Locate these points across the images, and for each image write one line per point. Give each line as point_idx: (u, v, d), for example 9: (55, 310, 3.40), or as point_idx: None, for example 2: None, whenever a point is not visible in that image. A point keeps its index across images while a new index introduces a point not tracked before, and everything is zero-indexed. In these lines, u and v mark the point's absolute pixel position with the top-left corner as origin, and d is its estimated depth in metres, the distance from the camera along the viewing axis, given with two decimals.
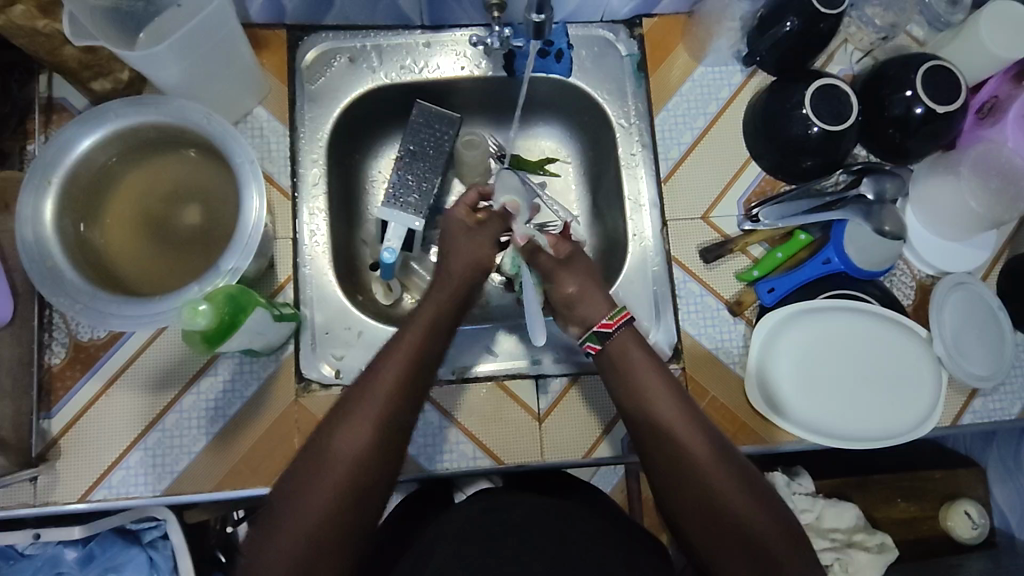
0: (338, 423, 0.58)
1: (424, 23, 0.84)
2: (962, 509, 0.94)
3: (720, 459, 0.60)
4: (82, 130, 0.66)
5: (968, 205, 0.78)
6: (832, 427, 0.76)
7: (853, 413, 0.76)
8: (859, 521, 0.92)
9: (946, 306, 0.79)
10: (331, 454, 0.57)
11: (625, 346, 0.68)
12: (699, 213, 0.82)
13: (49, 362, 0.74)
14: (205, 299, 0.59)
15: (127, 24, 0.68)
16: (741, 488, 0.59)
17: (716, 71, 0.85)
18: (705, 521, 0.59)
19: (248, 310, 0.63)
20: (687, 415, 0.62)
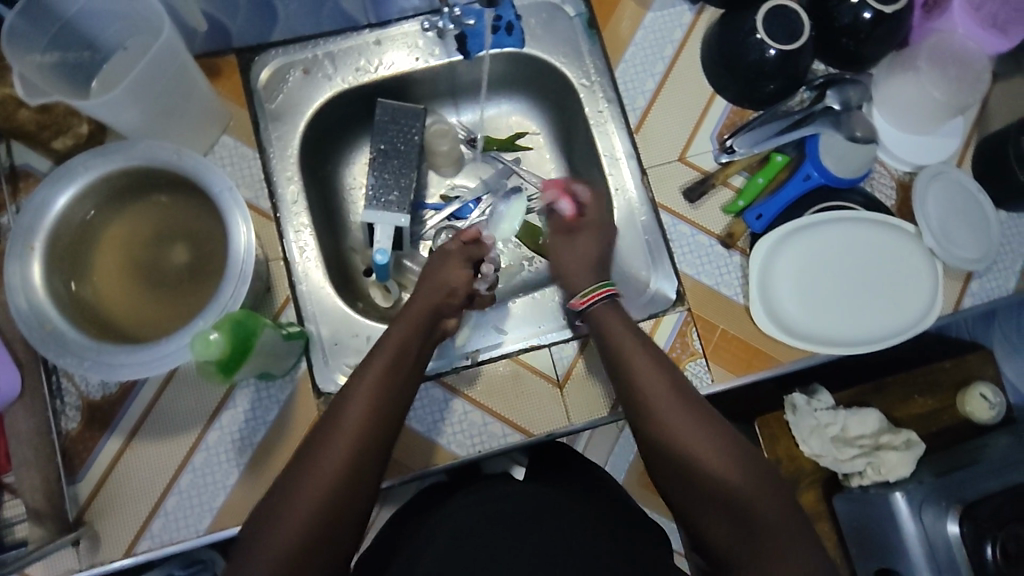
0: (313, 451, 0.58)
1: (370, 22, 0.84)
2: (978, 393, 0.97)
3: (697, 418, 0.62)
4: (54, 189, 0.65)
5: (932, 95, 0.79)
6: (831, 337, 0.77)
7: (848, 322, 0.78)
8: (883, 423, 0.94)
9: (928, 198, 0.81)
10: (318, 472, 0.56)
11: (604, 315, 0.70)
12: (676, 155, 0.83)
13: (66, 428, 0.73)
14: (214, 327, 0.59)
15: (76, 75, 0.68)
16: (722, 453, 0.60)
17: (665, 14, 0.86)
18: (691, 493, 0.60)
19: (257, 333, 0.62)
20: (664, 379, 0.64)
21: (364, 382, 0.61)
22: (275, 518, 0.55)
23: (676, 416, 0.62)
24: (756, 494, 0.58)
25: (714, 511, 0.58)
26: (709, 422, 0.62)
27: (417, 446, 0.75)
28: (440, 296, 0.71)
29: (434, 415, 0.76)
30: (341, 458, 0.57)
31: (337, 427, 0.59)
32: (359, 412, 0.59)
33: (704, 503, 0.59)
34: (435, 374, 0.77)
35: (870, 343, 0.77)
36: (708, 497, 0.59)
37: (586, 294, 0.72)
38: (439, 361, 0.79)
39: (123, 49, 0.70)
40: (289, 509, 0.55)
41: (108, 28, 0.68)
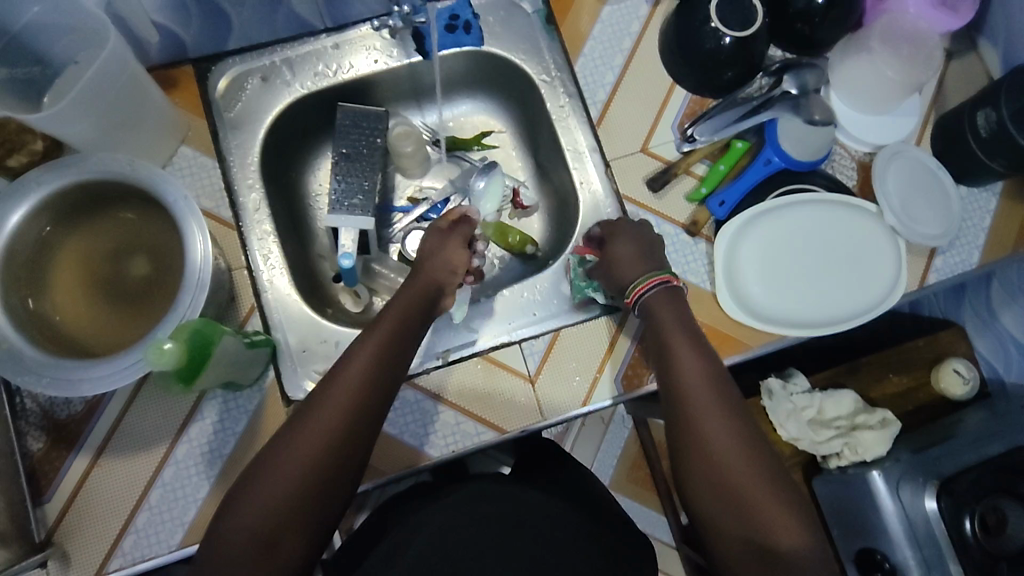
0: (294, 433, 0.60)
1: (327, 26, 0.83)
2: (951, 368, 0.98)
3: (704, 379, 0.65)
4: (8, 204, 0.64)
5: (886, 74, 0.80)
6: (795, 317, 0.78)
7: (810, 302, 0.78)
8: (859, 404, 0.94)
9: (889, 177, 0.82)
10: (298, 446, 0.59)
11: (656, 299, 0.71)
12: (638, 146, 0.83)
13: (31, 448, 0.73)
14: (170, 337, 0.58)
15: (25, 91, 0.67)
16: (731, 423, 0.62)
17: (621, 8, 0.86)
18: (692, 456, 0.62)
19: (216, 341, 0.62)
20: (683, 343, 0.67)
21: (351, 367, 0.63)
22: (251, 494, 0.58)
23: (694, 381, 0.65)
24: (746, 463, 0.60)
25: (705, 475, 0.61)
26: (716, 386, 0.64)
27: (388, 449, 0.75)
28: (439, 275, 0.75)
29: (405, 415, 0.76)
30: (320, 442, 0.59)
31: (319, 411, 0.61)
32: (343, 396, 0.61)
33: (695, 464, 0.62)
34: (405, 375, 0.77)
35: (832, 324, 0.77)
36: (698, 459, 0.62)
37: (637, 286, 0.72)
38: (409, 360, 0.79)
39: (75, 63, 0.68)
40: (263, 486, 0.58)
41: (57, 43, 0.68)
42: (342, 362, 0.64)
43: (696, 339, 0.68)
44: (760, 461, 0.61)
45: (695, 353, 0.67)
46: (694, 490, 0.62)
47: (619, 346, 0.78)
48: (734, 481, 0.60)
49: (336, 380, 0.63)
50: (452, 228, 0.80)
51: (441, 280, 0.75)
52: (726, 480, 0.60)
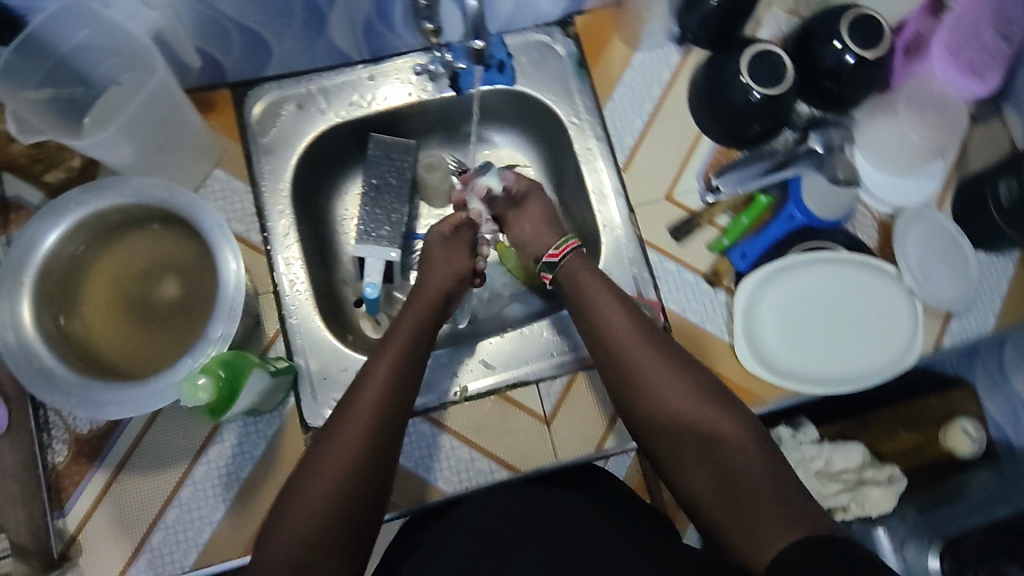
0: (324, 446, 0.63)
1: (363, 57, 0.84)
2: (960, 428, 0.98)
3: (660, 358, 0.70)
4: (43, 225, 0.65)
5: (911, 138, 0.82)
6: (813, 375, 0.78)
7: (828, 360, 0.79)
8: (867, 457, 0.95)
9: (908, 238, 0.83)
10: (331, 457, 0.62)
11: (573, 269, 0.78)
12: (663, 194, 0.84)
13: (53, 462, 0.73)
14: (202, 372, 0.60)
15: (70, 112, 0.69)
16: (699, 397, 0.67)
17: (652, 56, 0.88)
18: (667, 436, 0.67)
19: (245, 375, 0.62)
20: (659, 355, 0.70)
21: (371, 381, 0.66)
22: (291, 510, 0.60)
23: (648, 363, 0.69)
24: (745, 459, 0.63)
25: (706, 474, 0.64)
26: (699, 393, 0.67)
27: (402, 482, 0.75)
28: (448, 283, 0.80)
29: (421, 451, 0.77)
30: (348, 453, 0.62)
31: (347, 423, 0.64)
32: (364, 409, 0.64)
33: (693, 462, 0.65)
34: (423, 410, 0.78)
35: (851, 382, 0.78)
36: (703, 461, 0.64)
37: (558, 249, 0.80)
38: (426, 395, 0.79)
39: (117, 84, 0.70)
40: (304, 502, 0.60)
41: (102, 65, 0.69)
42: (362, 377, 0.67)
43: (669, 348, 0.71)
44: (756, 455, 0.63)
45: (641, 335, 0.71)
46: (692, 490, 0.64)
47: None
48: (734, 476, 0.62)
49: (357, 395, 0.66)
50: (456, 234, 0.84)
51: (442, 297, 0.79)
52: (726, 476, 0.63)
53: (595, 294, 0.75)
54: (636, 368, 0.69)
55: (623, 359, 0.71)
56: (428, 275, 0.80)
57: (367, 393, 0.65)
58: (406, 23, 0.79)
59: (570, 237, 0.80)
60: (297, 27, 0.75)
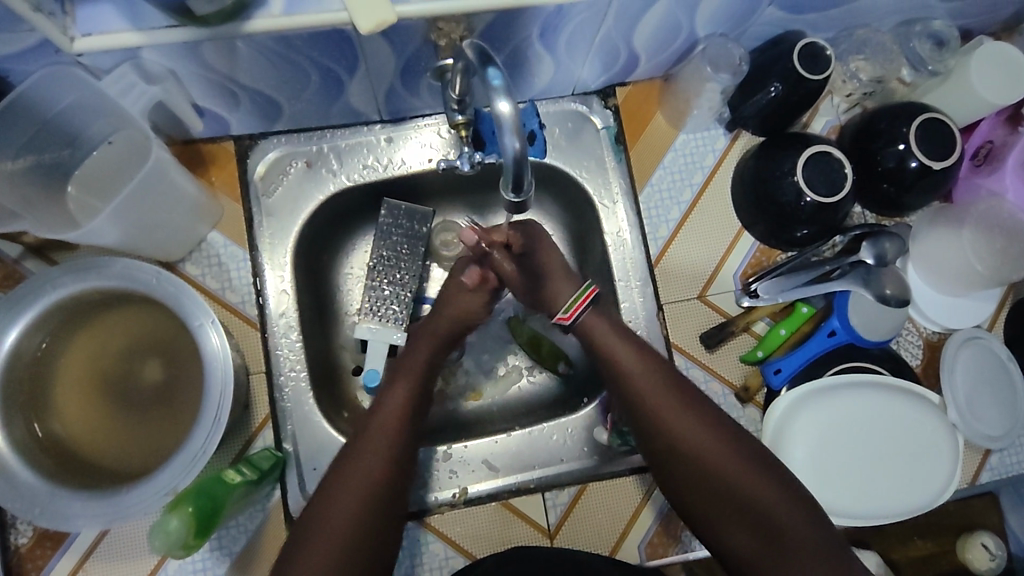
0: (338, 481, 0.60)
1: (382, 117, 0.77)
2: (979, 540, 0.89)
3: (683, 403, 0.64)
4: (7, 318, 0.59)
5: (974, 268, 0.75)
6: (831, 506, 0.73)
7: (849, 489, 0.74)
8: (880, 569, 0.84)
9: (957, 367, 0.76)
10: (358, 480, 0.60)
11: (592, 325, 0.69)
12: (695, 293, 0.78)
13: (15, 544, 0.68)
14: (174, 509, 0.55)
15: (53, 176, 0.62)
16: (723, 443, 0.62)
17: (698, 138, 0.80)
18: (691, 486, 0.62)
19: (224, 502, 0.58)
20: (684, 403, 0.64)
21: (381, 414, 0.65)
22: (303, 550, 0.56)
23: (671, 412, 0.64)
24: (784, 509, 0.59)
25: (746, 529, 0.60)
26: (729, 441, 0.63)
27: None
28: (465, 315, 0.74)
29: (413, 559, 0.72)
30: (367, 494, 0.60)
31: (361, 460, 0.62)
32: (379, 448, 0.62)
33: (729, 517, 0.61)
34: (418, 513, 0.73)
35: (871, 519, 0.73)
36: (733, 512, 0.60)
37: (570, 307, 0.69)
38: (423, 496, 0.74)
39: (108, 143, 0.63)
40: (320, 543, 0.57)
41: (93, 125, 0.61)
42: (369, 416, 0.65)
43: (692, 395, 0.65)
44: (796, 502, 0.60)
45: (658, 378, 0.65)
46: (732, 542, 0.60)
47: (647, 508, 0.74)
48: (777, 528, 0.58)
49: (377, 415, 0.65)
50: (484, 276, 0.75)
51: (455, 327, 0.73)
52: (767, 527, 0.59)
53: (608, 345, 0.67)
54: (661, 419, 0.64)
55: (644, 409, 0.65)
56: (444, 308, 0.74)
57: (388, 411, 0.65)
58: (433, 90, 0.72)
59: (588, 285, 0.70)
60: (313, 90, 0.67)
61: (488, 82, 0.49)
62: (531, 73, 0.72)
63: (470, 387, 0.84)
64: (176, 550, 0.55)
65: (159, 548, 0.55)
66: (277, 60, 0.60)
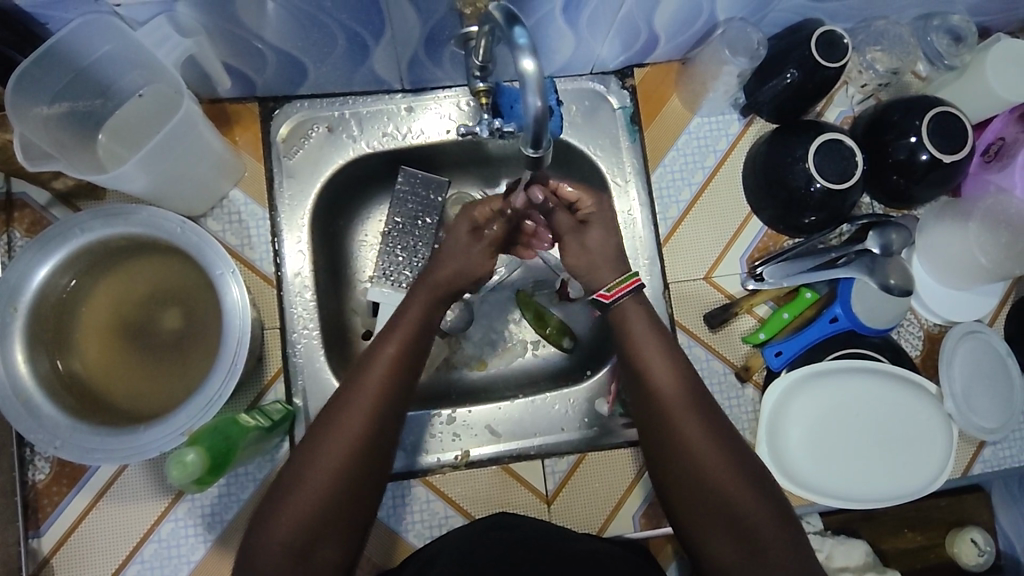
0: (316, 439, 0.59)
1: (404, 87, 0.79)
2: (969, 536, 0.88)
3: (689, 404, 0.63)
4: (37, 256, 0.62)
5: (978, 260, 0.76)
6: (823, 487, 0.75)
7: (845, 471, 0.76)
8: (870, 558, 0.84)
9: (955, 359, 0.78)
10: (333, 441, 0.59)
11: (626, 314, 0.67)
12: (702, 273, 0.80)
13: (34, 479, 0.70)
14: (191, 445, 0.57)
15: (85, 125, 0.64)
16: (717, 447, 0.61)
17: (713, 122, 0.82)
18: (681, 485, 0.62)
19: (238, 444, 0.61)
20: (691, 401, 0.63)
21: (374, 366, 0.62)
22: (276, 511, 0.57)
23: (675, 412, 0.62)
24: (762, 519, 0.59)
25: (728, 538, 0.59)
26: (729, 450, 0.61)
27: (392, 545, 0.73)
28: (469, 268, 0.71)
29: (413, 516, 0.74)
30: (343, 452, 0.59)
31: (339, 423, 0.60)
32: (360, 410, 0.60)
33: (709, 519, 0.60)
34: (421, 472, 0.76)
35: (864, 501, 0.75)
36: (716, 517, 0.60)
37: (611, 288, 0.68)
38: (426, 456, 0.77)
39: (138, 96, 0.65)
40: (283, 520, 0.57)
41: (125, 77, 0.64)
42: (361, 364, 0.63)
43: (706, 400, 0.64)
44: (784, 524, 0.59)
45: (675, 372, 0.64)
46: (710, 545, 0.60)
47: (644, 479, 0.76)
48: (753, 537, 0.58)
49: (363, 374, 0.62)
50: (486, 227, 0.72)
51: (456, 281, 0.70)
52: (749, 541, 0.58)
53: (636, 339, 0.66)
54: (669, 420, 0.62)
55: (658, 405, 0.63)
56: (440, 262, 0.70)
57: (374, 372, 0.62)
58: (455, 60, 0.73)
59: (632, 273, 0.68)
60: (339, 55, 0.69)
61: (513, 41, 0.50)
62: (551, 48, 0.73)
63: (476, 357, 0.86)
64: (189, 487, 0.58)
65: (175, 483, 0.57)
66: (306, 21, 0.62)
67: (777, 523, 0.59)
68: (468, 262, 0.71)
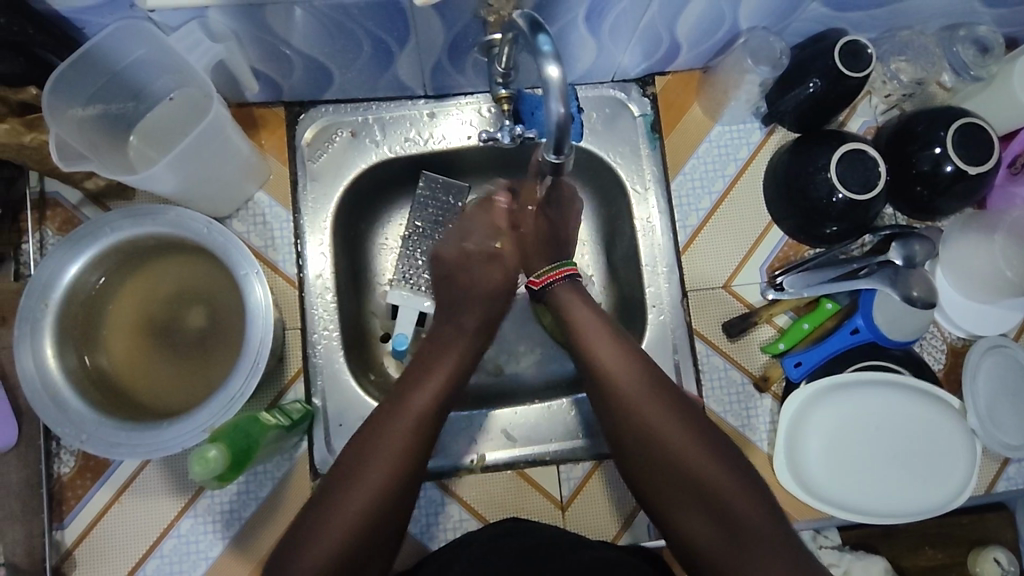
0: (358, 459, 0.60)
1: (427, 93, 0.80)
2: (992, 555, 0.84)
3: (646, 386, 0.64)
4: (68, 254, 0.64)
5: (1004, 273, 0.75)
6: (842, 501, 0.74)
7: (864, 486, 0.75)
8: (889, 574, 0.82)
9: (979, 373, 0.77)
10: (377, 461, 0.59)
11: (569, 301, 0.71)
12: (721, 282, 0.80)
13: (59, 472, 0.72)
14: (213, 442, 0.58)
15: (116, 126, 0.66)
16: (680, 425, 0.62)
17: (733, 130, 0.82)
18: (649, 468, 0.61)
19: (258, 442, 0.62)
20: (646, 384, 0.64)
21: (417, 394, 0.64)
22: (315, 530, 0.56)
23: (632, 395, 0.64)
24: (732, 490, 0.58)
25: (711, 525, 0.58)
26: (689, 426, 0.62)
27: (405, 546, 0.74)
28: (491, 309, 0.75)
29: (429, 518, 0.75)
30: (383, 475, 0.59)
31: (382, 443, 0.60)
32: (404, 432, 0.61)
33: (681, 498, 0.59)
34: (438, 474, 0.76)
35: (885, 517, 0.73)
36: (687, 495, 0.59)
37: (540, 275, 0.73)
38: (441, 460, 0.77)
39: (169, 99, 0.67)
40: (322, 539, 0.56)
41: (157, 81, 0.65)
42: (391, 409, 0.63)
43: (668, 388, 0.64)
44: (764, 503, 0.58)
45: (628, 358, 0.66)
46: (694, 534, 0.58)
47: None
48: (725, 511, 0.57)
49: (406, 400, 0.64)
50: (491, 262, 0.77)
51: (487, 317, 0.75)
52: (734, 526, 0.57)
53: (588, 334, 0.68)
54: (629, 405, 0.63)
55: (617, 395, 0.64)
56: (463, 316, 0.73)
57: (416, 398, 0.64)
58: (478, 68, 0.74)
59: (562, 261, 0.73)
60: (364, 62, 0.70)
61: (537, 48, 0.51)
62: (573, 56, 0.74)
63: (493, 361, 0.86)
64: (210, 483, 0.59)
65: (195, 479, 0.58)
66: (334, 29, 0.63)
67: (746, 492, 0.58)
68: (490, 312, 0.75)
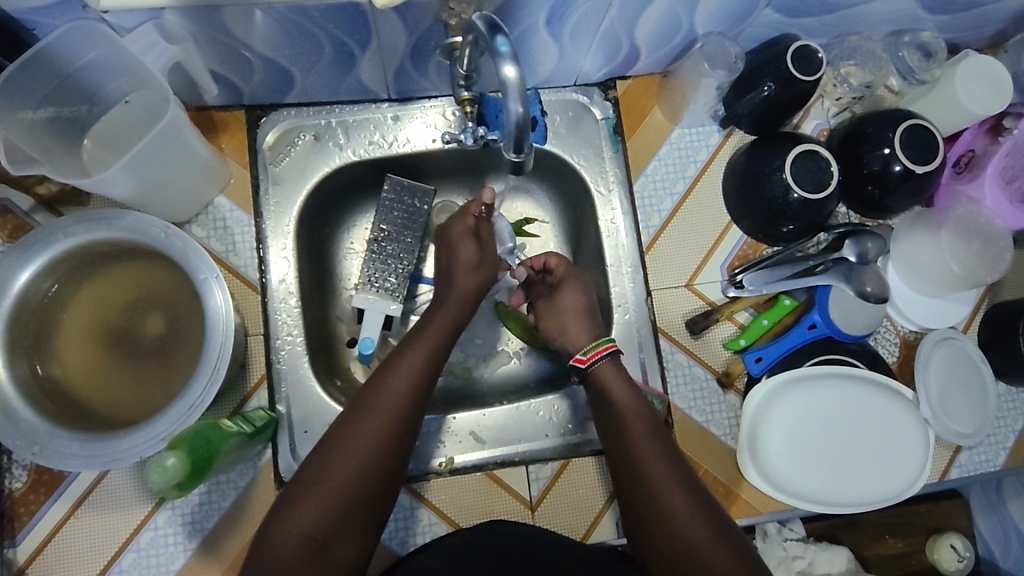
0: (339, 438, 0.61)
1: (390, 96, 0.80)
2: (948, 542, 0.87)
3: (652, 437, 0.65)
4: (17, 261, 0.62)
5: (951, 267, 0.77)
6: (802, 492, 0.76)
7: (822, 476, 0.77)
8: (851, 564, 0.84)
9: (932, 362, 0.79)
10: (356, 443, 0.61)
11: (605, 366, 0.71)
12: (683, 281, 0.81)
13: (10, 487, 0.69)
14: (170, 450, 0.57)
15: (69, 131, 0.65)
16: (675, 476, 0.62)
17: (693, 133, 0.84)
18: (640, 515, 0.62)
19: (219, 448, 0.61)
20: (655, 438, 0.65)
21: (393, 376, 0.65)
22: (295, 505, 0.59)
23: (637, 441, 0.65)
24: (714, 549, 0.59)
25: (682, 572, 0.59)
26: (684, 482, 0.62)
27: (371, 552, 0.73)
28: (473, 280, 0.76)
29: (397, 524, 0.74)
30: (364, 454, 0.60)
31: (363, 421, 0.62)
32: (384, 410, 0.63)
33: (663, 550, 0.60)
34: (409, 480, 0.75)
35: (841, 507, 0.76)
36: (668, 545, 0.60)
37: (587, 352, 0.72)
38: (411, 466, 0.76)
39: (125, 102, 0.66)
40: (299, 514, 0.58)
41: (111, 83, 0.64)
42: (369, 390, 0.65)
43: (668, 439, 0.66)
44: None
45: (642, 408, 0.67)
46: None
47: None
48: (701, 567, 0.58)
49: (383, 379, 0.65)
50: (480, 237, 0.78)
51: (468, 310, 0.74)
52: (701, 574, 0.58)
53: (613, 386, 0.70)
54: (635, 455, 0.64)
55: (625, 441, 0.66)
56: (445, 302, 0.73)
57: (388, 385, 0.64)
58: (441, 70, 0.75)
59: (606, 338, 0.73)
60: (325, 64, 0.70)
61: (495, 49, 0.52)
62: (536, 60, 0.75)
63: (461, 364, 0.86)
64: (168, 493, 0.57)
65: (153, 489, 0.56)
66: (293, 30, 0.63)
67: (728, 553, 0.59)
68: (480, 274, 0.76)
